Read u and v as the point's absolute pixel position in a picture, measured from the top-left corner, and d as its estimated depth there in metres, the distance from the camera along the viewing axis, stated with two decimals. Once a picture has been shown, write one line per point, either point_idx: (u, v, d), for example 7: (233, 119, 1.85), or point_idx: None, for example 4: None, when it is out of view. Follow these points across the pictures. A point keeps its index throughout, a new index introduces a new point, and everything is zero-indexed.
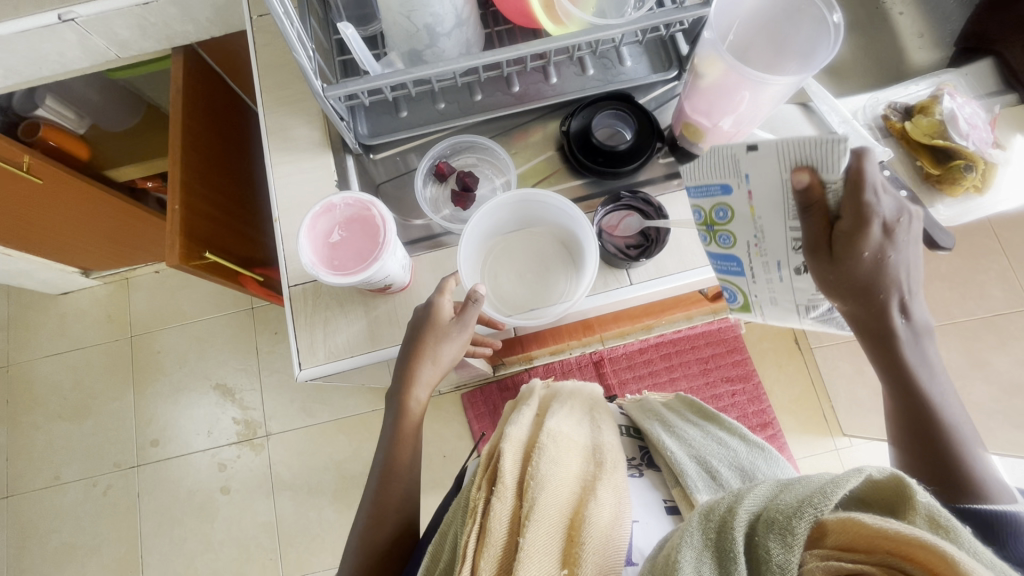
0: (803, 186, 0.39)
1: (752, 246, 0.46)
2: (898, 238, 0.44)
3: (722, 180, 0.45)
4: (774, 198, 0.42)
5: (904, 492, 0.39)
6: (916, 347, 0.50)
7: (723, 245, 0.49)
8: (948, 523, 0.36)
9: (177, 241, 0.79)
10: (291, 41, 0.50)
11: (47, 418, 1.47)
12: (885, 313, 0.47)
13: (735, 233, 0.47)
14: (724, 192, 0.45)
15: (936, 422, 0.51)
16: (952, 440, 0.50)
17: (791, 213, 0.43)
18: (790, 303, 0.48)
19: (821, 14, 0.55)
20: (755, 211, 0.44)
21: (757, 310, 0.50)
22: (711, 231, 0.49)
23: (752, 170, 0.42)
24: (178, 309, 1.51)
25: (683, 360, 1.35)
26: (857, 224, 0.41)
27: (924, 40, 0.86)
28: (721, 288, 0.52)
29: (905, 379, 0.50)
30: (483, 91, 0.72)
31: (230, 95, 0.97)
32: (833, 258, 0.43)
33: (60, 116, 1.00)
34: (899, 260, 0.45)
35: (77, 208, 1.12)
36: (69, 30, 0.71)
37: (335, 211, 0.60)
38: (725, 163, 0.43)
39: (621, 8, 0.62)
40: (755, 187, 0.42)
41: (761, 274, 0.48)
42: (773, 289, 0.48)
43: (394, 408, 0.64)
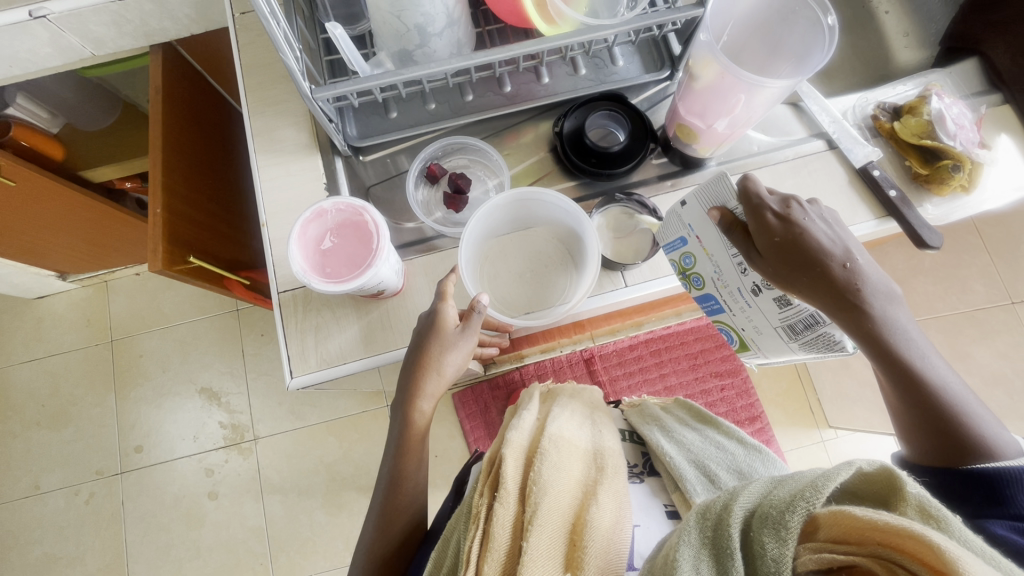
0: (718, 218, 0.48)
1: (715, 282, 0.51)
2: (801, 216, 0.47)
3: (680, 234, 0.53)
4: (714, 233, 0.49)
5: (897, 485, 0.36)
6: (890, 317, 0.49)
7: (697, 287, 0.54)
8: (940, 514, 0.34)
9: (160, 246, 0.77)
10: (277, 42, 0.49)
11: (25, 426, 1.43)
12: (839, 282, 0.47)
13: (701, 274, 0.52)
14: (683, 243, 0.53)
15: (926, 384, 0.50)
16: (943, 398, 0.50)
17: (726, 242, 0.49)
18: (773, 334, 0.49)
19: (816, 17, 0.54)
20: (708, 251, 0.51)
21: (754, 347, 0.52)
22: (685, 277, 0.55)
23: (692, 220, 0.51)
24: (160, 312, 1.48)
25: (672, 356, 1.35)
26: (759, 220, 0.47)
27: (910, 40, 0.88)
28: (719, 331, 0.56)
29: (888, 349, 0.49)
30: (475, 91, 0.72)
31: (212, 93, 0.94)
32: (761, 254, 0.47)
33: (32, 115, 0.97)
34: (817, 235, 0.48)
35: (53, 210, 1.08)
36: (41, 27, 0.68)
37: (326, 216, 0.59)
38: (676, 222, 0.53)
39: (613, 8, 0.62)
40: (700, 233, 0.50)
41: (737, 309, 0.51)
42: (750, 317, 0.50)
43: (398, 420, 0.62)
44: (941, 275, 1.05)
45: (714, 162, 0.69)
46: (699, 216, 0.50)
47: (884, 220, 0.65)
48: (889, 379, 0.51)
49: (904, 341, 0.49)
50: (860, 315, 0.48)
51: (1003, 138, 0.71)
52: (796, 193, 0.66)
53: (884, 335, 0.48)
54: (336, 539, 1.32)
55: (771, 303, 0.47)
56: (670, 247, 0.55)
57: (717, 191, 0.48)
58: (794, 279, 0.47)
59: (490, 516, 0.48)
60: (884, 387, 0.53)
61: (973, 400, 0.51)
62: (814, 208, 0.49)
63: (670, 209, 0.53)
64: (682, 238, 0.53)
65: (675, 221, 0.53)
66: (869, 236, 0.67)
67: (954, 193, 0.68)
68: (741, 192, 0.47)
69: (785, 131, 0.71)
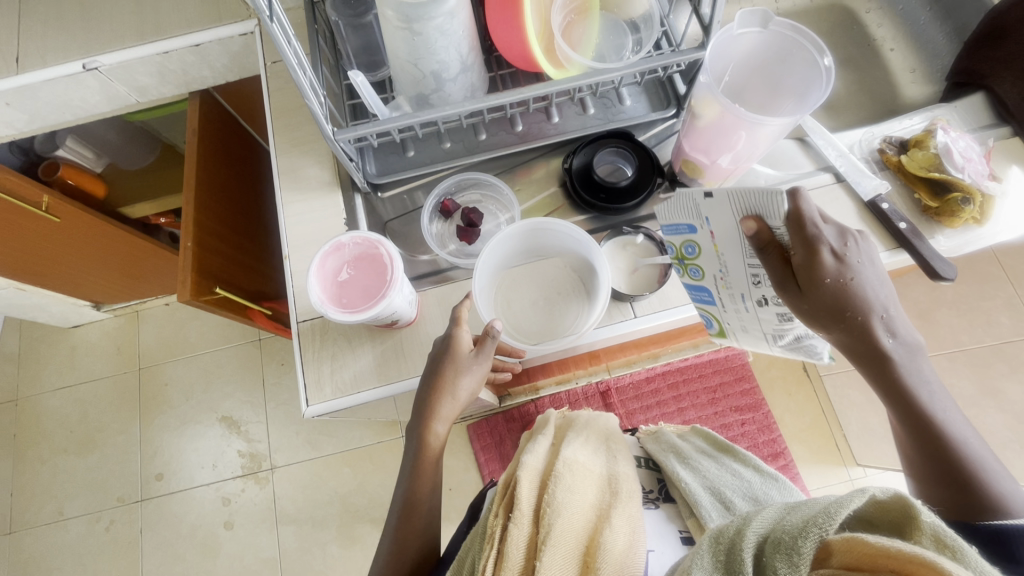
0: (751, 231, 0.43)
1: (716, 278, 0.50)
2: (852, 261, 0.46)
3: (689, 222, 0.48)
4: (733, 237, 0.45)
5: (912, 513, 0.35)
6: (914, 369, 0.49)
7: (694, 277, 0.53)
8: (955, 543, 0.33)
9: (188, 277, 0.81)
10: (303, 89, 0.53)
11: (53, 452, 1.47)
12: (863, 331, 0.47)
13: (702, 267, 0.51)
14: (691, 231, 0.49)
15: (943, 439, 0.49)
16: (961, 455, 0.48)
17: (747, 253, 0.45)
18: (758, 332, 0.51)
19: (813, 58, 0.56)
20: (719, 249, 0.47)
21: (732, 336, 0.54)
22: (682, 264, 0.53)
23: (711, 214, 0.45)
24: (187, 340, 1.53)
25: (690, 390, 1.33)
26: (807, 254, 0.44)
27: (916, 75, 0.90)
28: (700, 316, 0.57)
29: (904, 397, 0.49)
30: (488, 130, 0.75)
31: (243, 135, 1.00)
32: (800, 289, 0.45)
33: (79, 155, 1.05)
34: (863, 283, 0.47)
35: (92, 243, 1.15)
36: (92, 77, 0.78)
37: (343, 250, 0.62)
38: (688, 208, 0.47)
39: (620, 51, 0.65)
40: (715, 229, 0.46)
41: (730, 305, 0.51)
42: (742, 318, 0.51)
43: (413, 443, 0.63)
44: (965, 308, 1.13)
45: None
46: (720, 217, 0.44)
47: (895, 251, 0.65)
48: (904, 429, 0.51)
49: (927, 395, 0.49)
50: (882, 365, 0.49)
51: (1014, 169, 0.71)
52: None
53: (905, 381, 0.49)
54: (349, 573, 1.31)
55: (771, 315, 0.48)
56: (672, 228, 0.51)
57: (754, 201, 0.41)
58: (823, 320, 0.47)
59: (504, 537, 0.48)
60: (901, 438, 0.53)
61: (996, 466, 0.49)
62: (864, 247, 0.48)
63: (683, 190, 0.46)
64: (692, 227, 0.48)
65: (688, 209, 0.47)
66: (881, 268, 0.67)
67: (965, 225, 0.67)
68: (791, 214, 0.43)
69: (792, 165, 0.72)
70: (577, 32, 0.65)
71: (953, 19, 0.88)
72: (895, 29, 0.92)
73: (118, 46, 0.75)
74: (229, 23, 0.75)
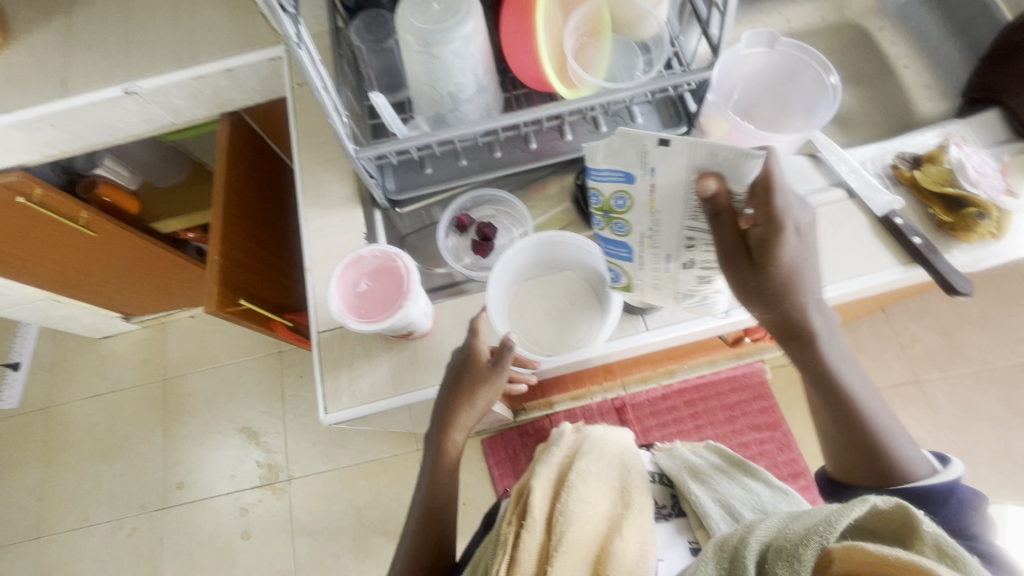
0: (711, 191, 0.42)
1: (643, 236, 0.50)
2: (801, 236, 0.46)
3: (628, 170, 0.44)
4: (674, 194, 0.44)
5: (912, 522, 0.36)
6: (834, 346, 0.52)
7: (617, 232, 0.51)
8: (955, 553, 0.34)
9: (215, 289, 0.84)
10: (327, 109, 0.56)
11: (80, 459, 1.52)
12: (796, 310, 0.49)
13: (630, 223, 0.49)
14: (626, 182, 0.45)
15: (859, 412, 0.54)
16: (874, 427, 0.54)
17: (690, 213, 0.46)
18: (669, 290, 0.55)
19: (820, 76, 0.59)
20: (655, 205, 0.46)
21: (637, 292, 0.57)
22: (606, 217, 0.50)
23: (659, 165, 0.43)
24: (210, 352, 1.57)
25: (708, 407, 1.32)
26: (763, 225, 0.44)
27: (931, 92, 0.90)
28: (608, 271, 0.57)
29: (822, 373, 0.52)
30: (503, 148, 0.75)
31: (270, 153, 1.05)
32: (748, 258, 0.46)
33: (115, 174, 1.09)
34: (807, 261, 0.47)
35: (124, 256, 1.21)
36: (131, 100, 0.83)
37: (363, 262, 0.64)
38: (632, 152, 0.43)
39: (631, 71, 0.67)
40: (659, 183, 0.44)
41: (649, 262, 0.52)
42: (658, 277, 0.53)
43: (432, 451, 0.64)
44: (991, 325, 1.19)
45: None
46: (671, 170, 0.42)
47: (910, 266, 0.65)
48: (823, 403, 0.55)
49: (845, 371, 0.53)
50: (806, 344, 0.51)
51: None
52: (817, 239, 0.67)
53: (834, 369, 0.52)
54: None
55: (690, 274, 0.51)
56: (605, 175, 0.46)
57: (720, 157, 0.40)
58: (756, 295, 0.48)
59: (517, 544, 0.50)
60: (817, 409, 0.57)
61: (898, 430, 0.55)
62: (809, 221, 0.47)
63: (635, 131, 0.41)
64: (629, 176, 0.44)
65: (634, 155, 0.43)
66: (897, 283, 0.67)
67: (981, 240, 0.67)
68: (759, 179, 0.41)
69: (808, 181, 0.72)
70: (589, 55, 0.66)
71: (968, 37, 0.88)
72: (909, 47, 0.92)
73: (156, 71, 0.80)
74: (259, 49, 0.80)
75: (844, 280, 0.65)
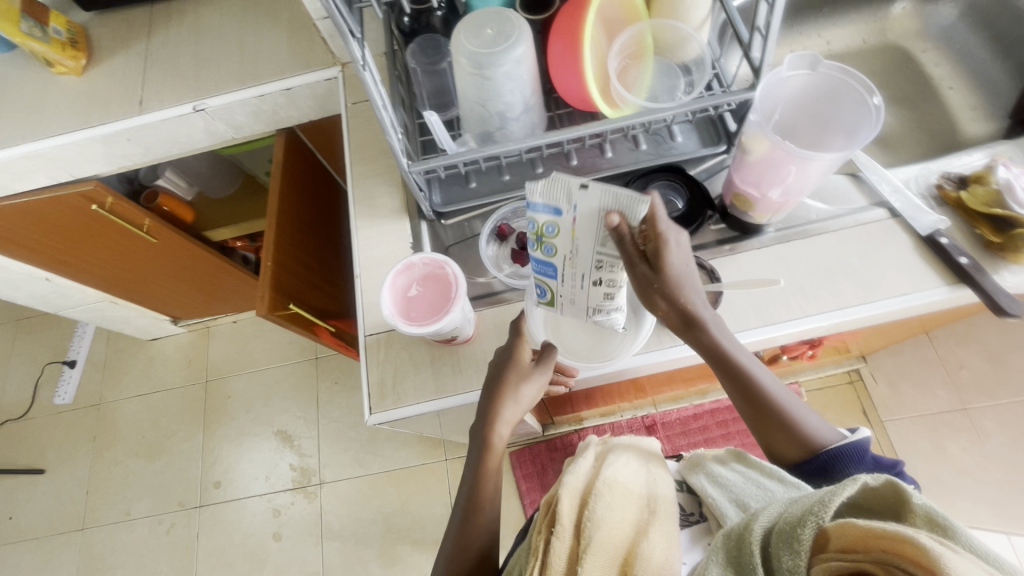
0: (615, 225, 0.46)
1: (567, 260, 0.52)
2: (681, 245, 0.52)
3: (554, 204, 0.46)
4: (592, 229, 0.48)
5: (904, 498, 0.37)
6: (725, 333, 0.57)
7: (545, 254, 0.52)
8: (946, 522, 0.35)
9: (266, 294, 0.89)
10: (385, 124, 0.61)
11: (126, 455, 1.59)
12: (685, 302, 0.54)
13: (557, 248, 0.51)
14: (554, 216, 0.47)
15: (762, 391, 0.59)
16: (778, 403, 0.59)
17: (603, 241, 0.48)
18: (582, 306, 0.59)
19: (861, 97, 0.59)
20: (576, 234, 0.48)
21: (559, 305, 0.60)
22: (536, 241, 0.51)
23: (580, 202, 0.45)
24: (251, 356, 1.64)
25: (740, 428, 1.30)
26: (658, 246, 0.50)
27: (977, 113, 0.89)
28: (536, 285, 0.59)
29: (722, 358, 0.57)
30: (544, 164, 0.80)
31: (320, 167, 1.10)
32: (651, 268, 0.51)
33: (175, 185, 1.19)
34: (689, 262, 0.53)
35: (179, 261, 1.28)
36: (199, 117, 0.89)
37: (413, 268, 0.67)
38: (557, 189, 0.45)
39: (671, 92, 0.69)
40: (579, 217, 0.47)
41: (569, 282, 0.55)
42: (575, 293, 0.56)
43: (476, 450, 0.63)
44: None
45: (773, 229, 0.71)
46: (589, 208, 0.45)
47: (956, 287, 0.64)
48: (730, 386, 0.60)
49: (745, 357, 0.58)
50: (702, 333, 0.56)
51: None
52: (858, 258, 0.67)
53: (741, 363, 0.57)
54: None
55: (597, 290, 0.55)
56: (539, 206, 0.47)
57: (621, 198, 0.44)
58: (654, 293, 0.54)
59: (548, 550, 0.51)
60: (729, 393, 0.61)
61: (798, 402, 0.60)
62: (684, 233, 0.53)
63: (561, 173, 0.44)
64: (556, 210, 0.47)
65: (560, 191, 0.45)
66: (942, 304, 0.66)
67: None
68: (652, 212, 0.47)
69: (846, 200, 0.72)
70: (632, 74, 0.69)
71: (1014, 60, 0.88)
72: (952, 70, 0.92)
73: (223, 91, 0.87)
74: (317, 70, 0.86)
75: (887, 299, 0.65)
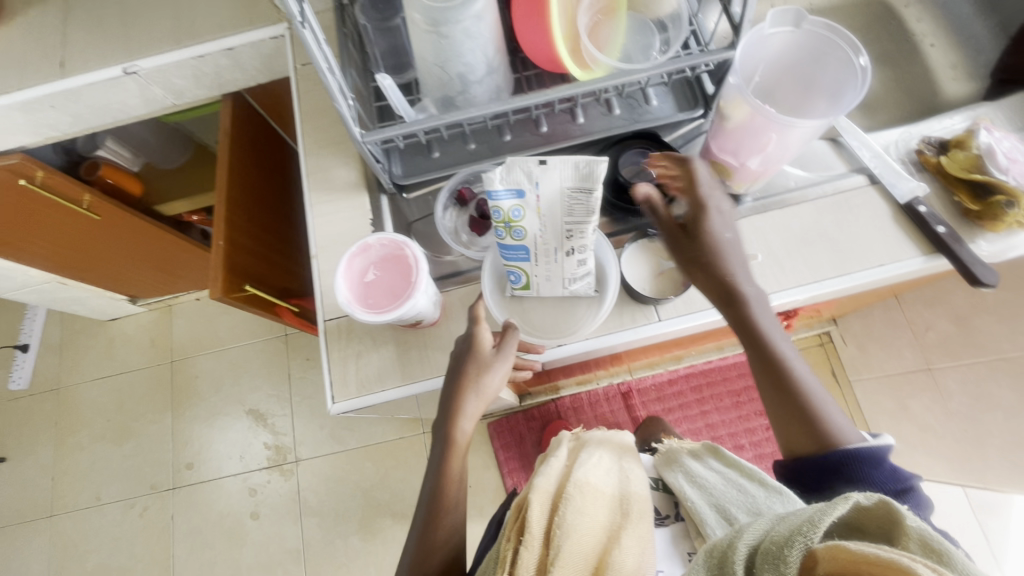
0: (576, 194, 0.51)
1: (537, 238, 0.56)
2: (719, 215, 0.56)
3: (518, 187, 0.51)
4: (558, 204, 0.53)
5: (895, 518, 0.39)
6: (762, 311, 0.57)
7: (516, 238, 0.56)
8: (939, 547, 0.36)
9: (220, 275, 0.83)
10: (331, 91, 0.54)
11: (91, 440, 1.54)
12: (721, 272, 0.56)
13: (526, 227, 0.55)
14: (519, 198, 0.52)
15: (790, 375, 0.58)
16: (804, 390, 0.57)
17: (568, 215, 0.54)
18: (559, 280, 0.63)
19: (848, 58, 0.55)
20: (541, 211, 0.53)
21: (535, 285, 0.64)
22: (506, 227, 0.55)
23: (542, 179, 0.50)
24: (217, 335, 1.58)
25: (715, 393, 1.31)
26: (694, 206, 0.56)
27: (958, 72, 0.86)
28: (509, 271, 0.62)
29: (752, 334, 0.57)
30: (512, 131, 0.73)
31: (273, 135, 1.03)
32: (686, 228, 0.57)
33: (118, 155, 1.09)
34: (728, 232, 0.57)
35: (130, 238, 1.20)
36: (131, 81, 0.80)
37: (370, 251, 0.63)
38: (519, 173, 0.50)
39: (646, 51, 0.64)
40: (544, 193, 0.52)
41: (543, 258, 0.59)
42: (550, 268, 0.60)
43: (439, 447, 0.61)
44: None
45: (751, 198, 0.68)
46: (553, 182, 0.51)
47: (932, 256, 0.63)
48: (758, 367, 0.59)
49: (778, 337, 0.58)
50: (738, 306, 0.57)
51: None
52: (836, 229, 0.65)
53: (772, 341, 0.57)
54: (370, 566, 1.33)
55: (571, 262, 0.59)
56: (502, 194, 0.52)
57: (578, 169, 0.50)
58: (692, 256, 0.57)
59: (516, 560, 0.50)
60: (758, 378, 0.60)
61: (830, 401, 0.58)
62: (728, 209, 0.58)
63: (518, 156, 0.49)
64: (519, 192, 0.51)
65: (522, 174, 0.50)
66: (917, 273, 0.65)
67: (1008, 230, 0.64)
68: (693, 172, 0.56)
69: (824, 166, 0.70)
70: (603, 33, 0.64)
71: (999, 14, 0.84)
72: (935, 24, 0.88)
73: (156, 51, 0.78)
74: (261, 26, 0.77)
75: (863, 271, 0.63)
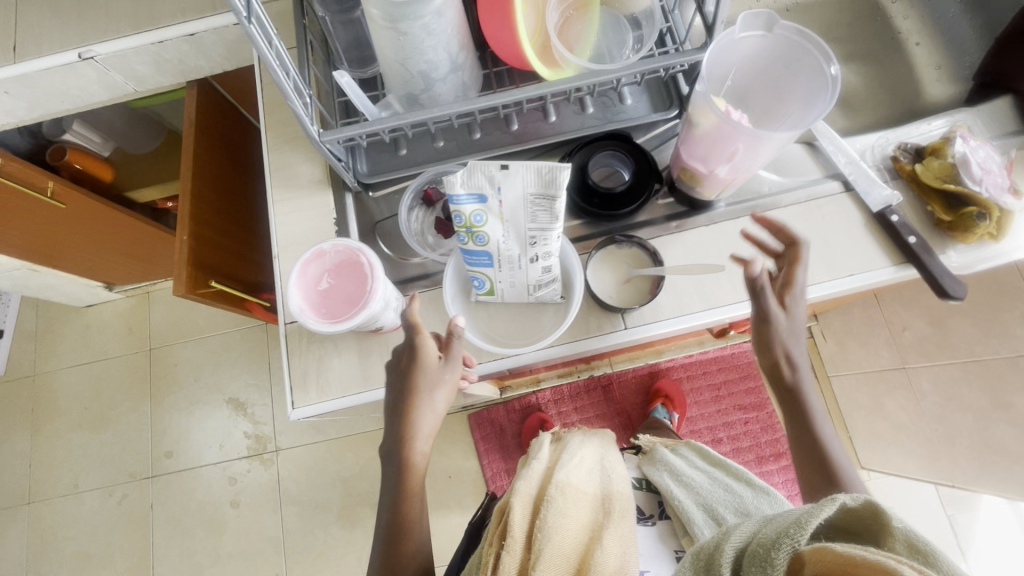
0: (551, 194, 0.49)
1: (500, 245, 0.55)
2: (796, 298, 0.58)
3: (479, 192, 0.50)
4: (520, 210, 0.52)
5: (883, 520, 0.39)
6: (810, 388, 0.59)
7: (478, 244, 0.54)
8: (925, 548, 0.36)
9: (185, 270, 0.81)
10: (285, 90, 0.51)
11: (68, 428, 1.52)
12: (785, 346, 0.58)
13: (489, 233, 0.53)
14: (479, 202, 0.51)
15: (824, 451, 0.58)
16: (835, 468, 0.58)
17: (529, 220, 0.52)
18: (524, 288, 0.61)
19: (820, 65, 0.54)
20: (504, 216, 0.52)
21: (499, 292, 0.62)
22: (467, 233, 0.53)
23: (504, 184, 0.50)
24: (195, 323, 1.55)
25: (694, 387, 1.32)
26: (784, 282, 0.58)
27: (941, 72, 0.84)
28: (473, 278, 0.60)
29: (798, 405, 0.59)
30: (482, 129, 0.71)
31: (242, 122, 0.99)
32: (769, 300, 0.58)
33: (85, 140, 1.05)
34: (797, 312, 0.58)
35: (99, 227, 1.17)
36: (89, 66, 0.77)
37: (325, 257, 0.61)
38: (479, 177, 0.50)
39: (620, 48, 0.62)
40: (506, 198, 0.51)
41: (506, 266, 0.57)
42: (513, 274, 0.59)
43: (394, 466, 0.60)
44: None
45: (723, 204, 0.67)
46: (514, 187, 0.50)
47: (902, 266, 0.62)
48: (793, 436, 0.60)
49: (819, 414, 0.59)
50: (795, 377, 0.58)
51: None
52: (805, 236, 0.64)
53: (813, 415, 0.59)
54: (349, 555, 1.34)
55: (535, 269, 0.58)
56: (464, 199, 0.50)
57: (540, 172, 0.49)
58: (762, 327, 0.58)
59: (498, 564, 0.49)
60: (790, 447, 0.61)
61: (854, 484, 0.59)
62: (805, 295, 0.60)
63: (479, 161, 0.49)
64: (481, 197, 0.50)
65: (483, 178, 0.50)
66: (888, 282, 0.65)
67: (979, 241, 0.64)
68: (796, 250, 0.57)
69: (801, 171, 0.68)
70: (574, 30, 0.61)
71: (986, 12, 0.82)
72: (921, 22, 0.86)
73: (113, 36, 0.74)
74: (223, 12, 0.74)
75: (834, 280, 0.62)
